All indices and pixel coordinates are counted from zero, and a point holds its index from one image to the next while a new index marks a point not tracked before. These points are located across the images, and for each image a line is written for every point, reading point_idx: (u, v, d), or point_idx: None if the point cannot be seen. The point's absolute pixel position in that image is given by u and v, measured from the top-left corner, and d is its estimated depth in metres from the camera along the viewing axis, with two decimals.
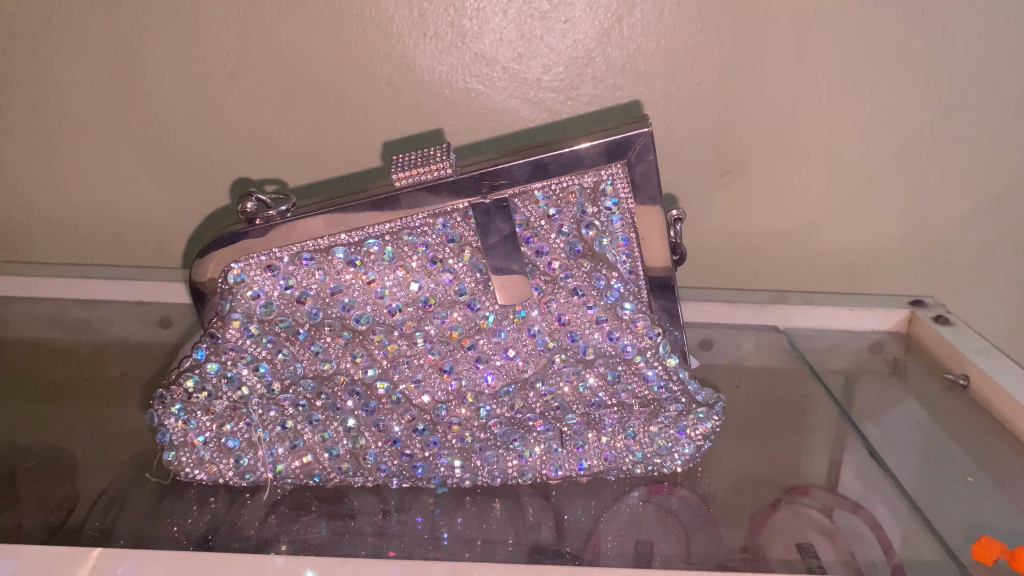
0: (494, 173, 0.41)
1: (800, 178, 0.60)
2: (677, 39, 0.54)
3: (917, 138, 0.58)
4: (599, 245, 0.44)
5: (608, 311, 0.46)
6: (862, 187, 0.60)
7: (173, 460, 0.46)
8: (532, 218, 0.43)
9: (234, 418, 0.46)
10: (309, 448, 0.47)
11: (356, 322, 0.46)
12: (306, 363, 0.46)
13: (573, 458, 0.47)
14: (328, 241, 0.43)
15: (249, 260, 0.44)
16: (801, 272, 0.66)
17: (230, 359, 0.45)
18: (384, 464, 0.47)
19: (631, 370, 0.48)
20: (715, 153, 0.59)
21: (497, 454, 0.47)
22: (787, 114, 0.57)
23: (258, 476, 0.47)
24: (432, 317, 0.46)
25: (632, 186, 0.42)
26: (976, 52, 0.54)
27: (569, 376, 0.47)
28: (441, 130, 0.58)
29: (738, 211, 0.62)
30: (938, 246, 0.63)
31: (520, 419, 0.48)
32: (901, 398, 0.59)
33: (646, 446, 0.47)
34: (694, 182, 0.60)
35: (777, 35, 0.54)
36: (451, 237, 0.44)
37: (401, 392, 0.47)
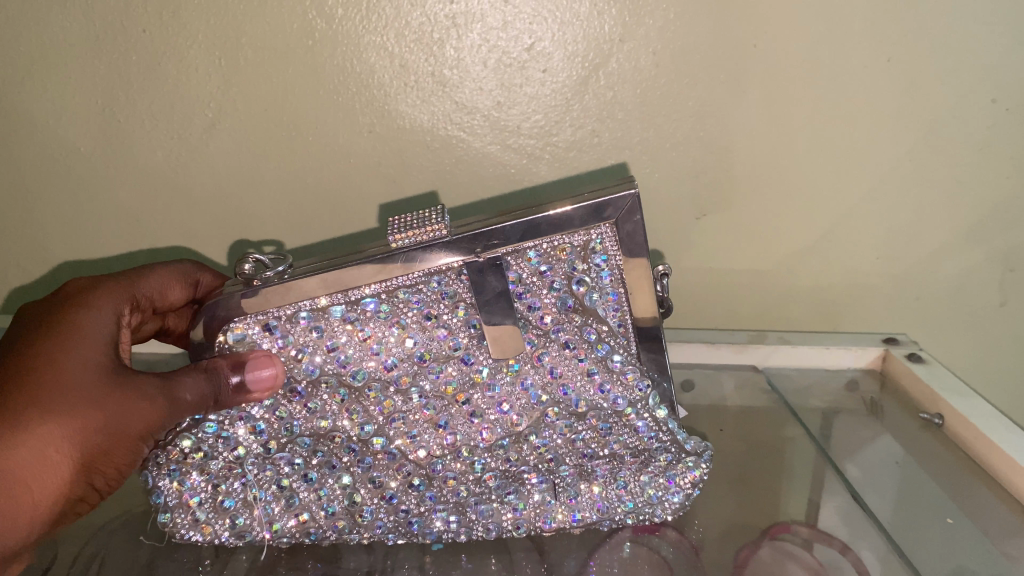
0: (486, 232, 0.43)
1: (774, 221, 0.62)
2: (652, 85, 0.56)
3: (886, 178, 0.60)
4: (589, 299, 0.46)
5: (599, 364, 0.49)
6: (833, 229, 0.62)
7: (168, 520, 0.50)
8: (524, 274, 0.45)
9: (230, 477, 0.50)
10: (305, 506, 0.51)
11: (353, 379, 0.48)
12: (303, 421, 0.49)
13: (566, 511, 0.51)
14: (325, 302, 0.45)
15: (247, 318, 0.46)
16: (777, 313, 0.67)
17: (228, 420, 0.48)
18: (381, 521, 0.51)
19: (622, 423, 0.50)
20: (690, 200, 0.61)
21: (491, 508, 0.51)
22: (761, 159, 0.59)
23: (254, 535, 0.51)
24: (427, 371, 0.48)
25: (621, 244, 0.44)
26: (939, 95, 0.56)
27: (561, 428, 0.50)
28: (436, 192, 0.60)
29: (713, 254, 0.64)
30: (906, 284, 0.65)
31: (514, 472, 0.51)
32: (879, 434, 0.62)
33: (636, 496, 0.51)
34: (670, 228, 0.62)
35: (746, 81, 0.55)
36: (445, 293, 0.45)
37: (396, 448, 0.50)
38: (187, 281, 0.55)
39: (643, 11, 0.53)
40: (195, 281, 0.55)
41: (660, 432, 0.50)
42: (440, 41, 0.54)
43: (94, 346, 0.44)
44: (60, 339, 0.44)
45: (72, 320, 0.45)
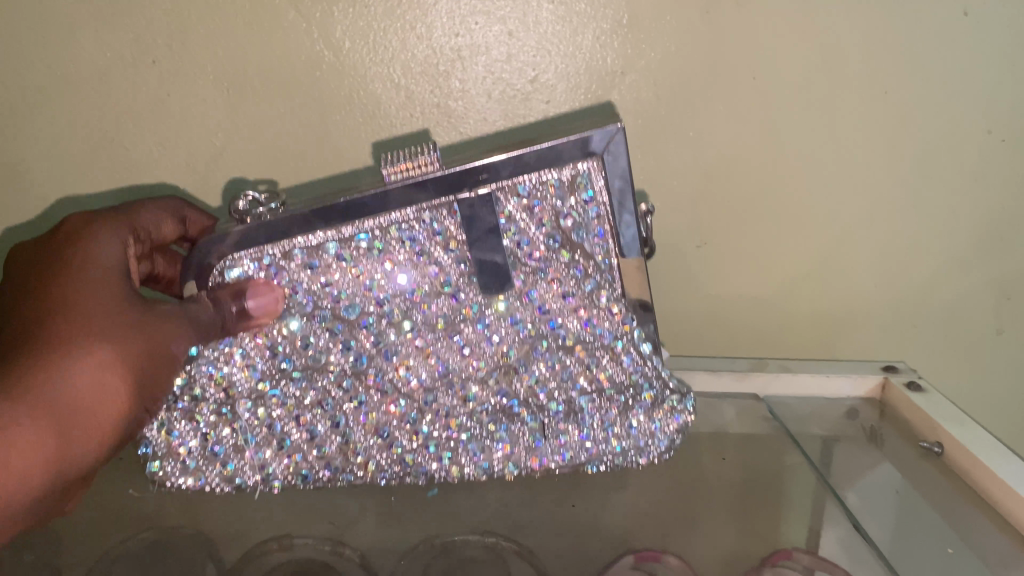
0: (477, 167, 0.46)
1: (772, 248, 0.63)
2: (653, 114, 0.57)
3: (881, 204, 0.61)
4: (576, 235, 0.50)
5: (585, 300, 0.53)
6: (829, 256, 0.63)
7: (161, 466, 0.59)
8: (514, 211, 0.49)
9: (222, 424, 0.56)
10: (297, 448, 0.58)
11: (347, 312, 0.53)
12: (298, 358, 0.54)
13: (554, 451, 0.58)
14: (321, 240, 0.49)
15: (243, 254, 0.49)
16: (775, 338, 0.68)
17: (222, 356, 0.54)
18: (373, 457, 0.58)
19: (610, 355, 0.55)
20: (690, 228, 0.62)
21: (480, 446, 0.58)
22: (759, 187, 0.60)
23: (244, 479, 0.59)
24: (419, 307, 0.53)
25: (608, 181, 0.47)
26: (931, 122, 0.57)
27: (547, 361, 0.55)
28: (425, 131, 0.57)
29: (712, 280, 0.65)
30: (903, 310, 0.66)
31: (506, 407, 0.57)
32: (879, 462, 0.62)
33: (623, 438, 0.58)
34: (671, 254, 0.63)
35: (744, 110, 0.57)
36: (437, 230, 0.49)
37: (389, 383, 0.56)
38: (177, 217, 0.55)
39: (644, 46, 0.55)
40: (183, 218, 0.55)
41: (648, 364, 0.55)
42: (445, 73, 0.55)
43: (109, 278, 0.48)
44: (76, 278, 0.47)
45: (83, 257, 0.48)
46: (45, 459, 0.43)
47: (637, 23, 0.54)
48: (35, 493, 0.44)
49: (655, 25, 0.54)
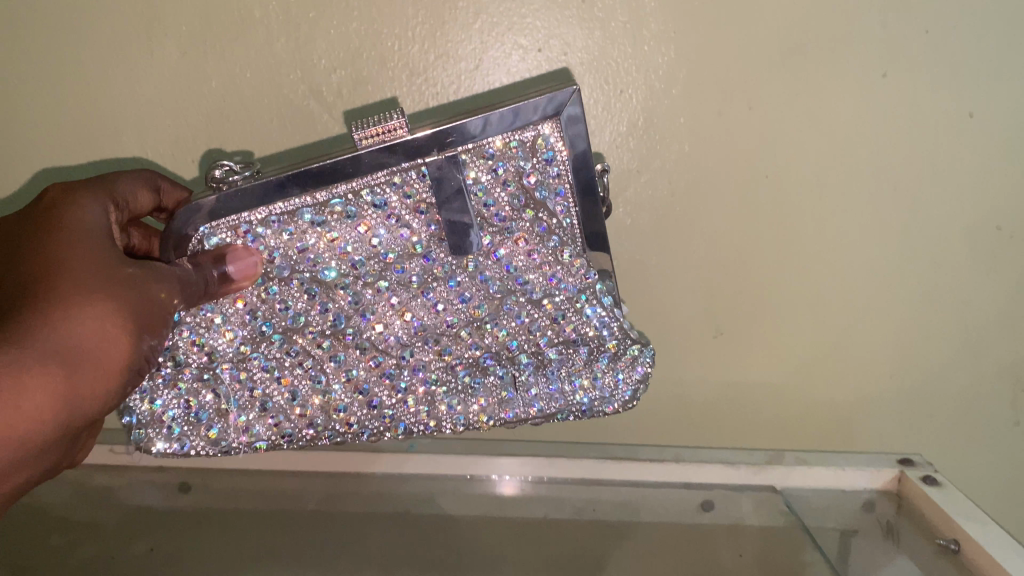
0: (444, 131, 0.46)
1: (787, 339, 0.65)
2: (669, 211, 0.60)
3: (892, 297, 0.63)
4: (539, 194, 0.51)
5: (550, 257, 0.54)
6: (844, 346, 0.65)
7: (144, 434, 0.57)
8: (478, 171, 0.50)
9: (204, 391, 0.57)
10: (278, 410, 0.58)
11: (324, 274, 0.53)
12: (276, 319, 0.55)
13: (524, 402, 0.58)
14: (294, 206, 0.49)
15: (219, 223, 0.50)
16: (793, 426, 0.69)
17: (202, 321, 0.54)
18: (354, 415, 0.58)
19: (574, 310, 0.56)
20: (706, 318, 0.64)
21: (458, 399, 0.58)
22: (772, 279, 0.62)
23: (229, 443, 0.58)
24: (392, 268, 0.53)
25: (571, 144, 0.48)
26: (939, 220, 0.60)
27: (515, 316, 0.56)
28: (395, 100, 0.57)
29: (729, 368, 0.66)
30: (919, 399, 0.67)
31: (479, 360, 0.58)
32: (896, 556, 0.64)
33: (591, 392, 0.59)
34: (689, 343, 0.65)
35: (756, 207, 0.60)
36: (407, 194, 0.50)
37: (366, 340, 0.56)
38: (152, 186, 0.53)
39: (659, 145, 0.58)
40: (158, 188, 0.53)
41: (609, 316, 0.56)
42: None
43: (99, 236, 0.47)
44: (65, 236, 0.45)
45: (67, 217, 0.46)
46: (53, 400, 0.40)
47: (652, 123, 0.57)
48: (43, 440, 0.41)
49: (670, 126, 0.57)
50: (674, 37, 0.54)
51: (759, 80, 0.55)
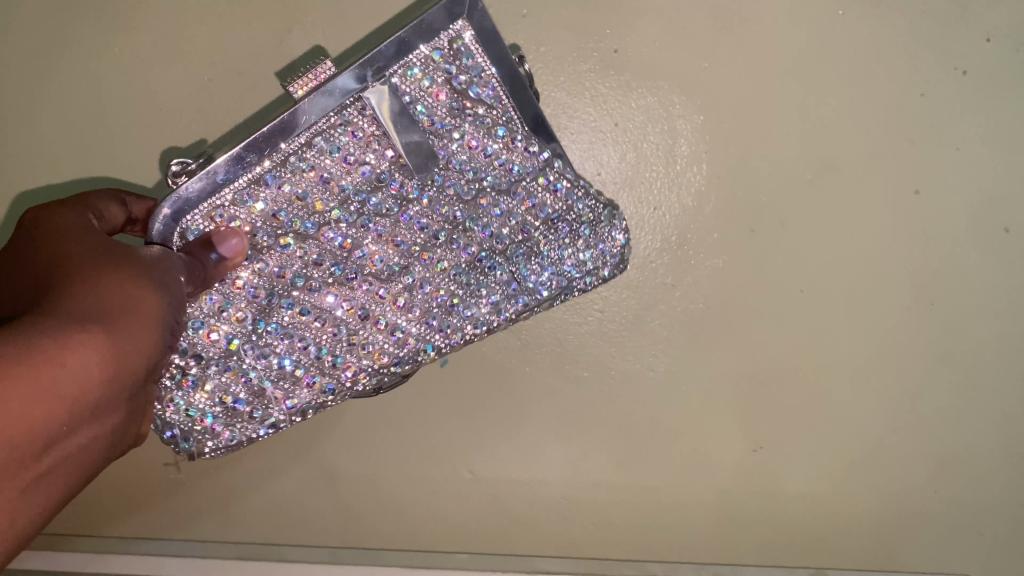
0: (363, 63, 0.47)
1: (828, 452, 0.64)
2: (704, 322, 0.61)
3: (934, 416, 0.63)
4: (472, 92, 0.51)
5: (503, 147, 0.53)
6: (886, 462, 0.64)
7: (193, 444, 0.53)
8: (415, 92, 0.50)
9: (233, 379, 0.53)
10: (307, 367, 0.54)
11: (306, 226, 0.52)
12: (271, 280, 0.52)
13: (533, 291, 0.56)
14: (257, 172, 0.49)
15: (195, 215, 0.49)
16: (836, 549, 0.66)
17: (208, 314, 0.51)
18: (387, 350, 0.55)
19: (540, 188, 0.54)
20: (746, 432, 0.63)
21: (472, 308, 0.55)
22: (812, 391, 0.63)
23: (276, 417, 0.54)
24: (365, 204, 0.52)
25: (482, 37, 0.49)
26: (976, 339, 0.61)
27: (493, 213, 0.54)
28: (322, 47, 0.56)
29: (769, 481, 0.65)
30: (966, 526, 0.65)
31: (475, 260, 0.55)
32: None
33: (589, 264, 0.56)
34: (728, 458, 0.64)
35: (792, 320, 0.61)
36: (355, 132, 0.50)
37: (363, 274, 0.53)
38: (119, 200, 0.52)
39: (693, 261, 0.60)
40: (125, 201, 0.53)
41: (573, 190, 0.55)
42: None
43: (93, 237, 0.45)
44: (63, 243, 0.44)
45: (52, 232, 0.45)
46: (105, 360, 0.37)
47: (686, 238, 0.59)
48: (98, 406, 0.37)
49: (704, 242, 0.59)
50: (707, 156, 0.58)
51: (791, 198, 0.59)
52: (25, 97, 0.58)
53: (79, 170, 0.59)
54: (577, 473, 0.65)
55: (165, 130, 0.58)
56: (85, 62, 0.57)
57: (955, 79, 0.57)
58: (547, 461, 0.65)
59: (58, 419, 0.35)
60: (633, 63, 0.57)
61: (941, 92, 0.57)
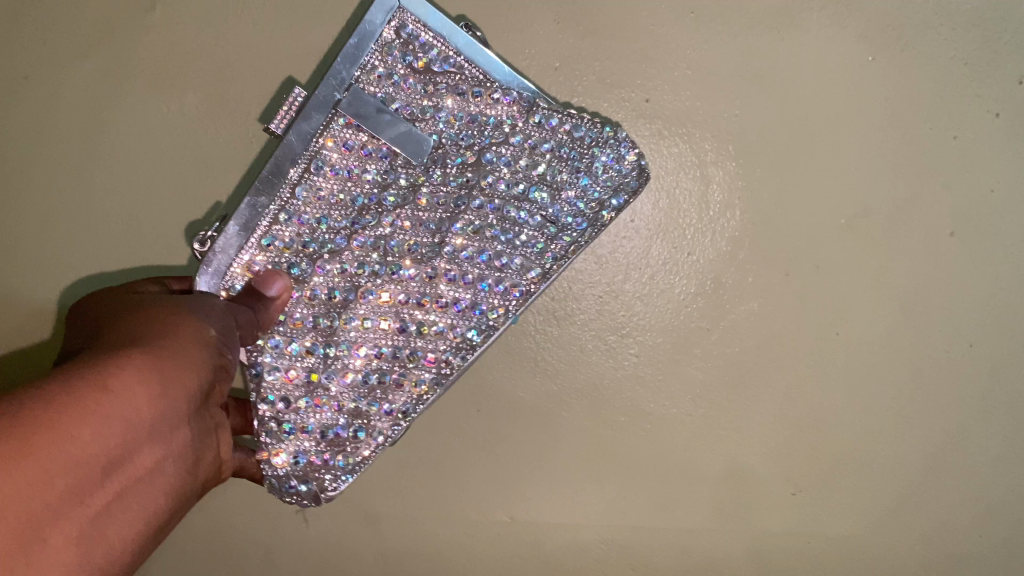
0: (325, 86, 0.53)
1: (868, 495, 0.63)
2: (740, 367, 0.61)
3: (977, 458, 0.62)
4: (433, 66, 0.54)
5: (482, 103, 0.55)
6: (928, 507, 0.63)
7: (312, 486, 0.56)
8: (387, 90, 0.55)
9: (325, 411, 0.56)
10: (386, 369, 0.57)
11: (340, 242, 0.55)
12: (325, 304, 0.56)
13: (572, 226, 0.56)
14: (273, 211, 0.54)
15: (234, 275, 0.54)
16: None
17: (283, 361, 0.55)
18: (454, 325, 0.56)
19: (530, 124, 0.55)
20: (785, 475, 0.63)
21: (517, 257, 0.56)
22: (851, 433, 0.62)
23: (377, 428, 0.56)
24: (384, 207, 0.56)
25: (422, 16, 0.53)
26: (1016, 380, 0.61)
27: (498, 163, 0.56)
28: (293, 77, 0.58)
29: (810, 526, 0.63)
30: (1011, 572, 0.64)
31: (504, 213, 0.56)
32: None
33: (613, 180, 0.55)
34: (768, 504, 0.63)
35: (829, 362, 0.61)
36: (346, 144, 0.55)
37: (405, 267, 0.56)
38: (161, 283, 0.53)
39: (728, 306, 0.60)
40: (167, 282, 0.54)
41: (565, 119, 0.54)
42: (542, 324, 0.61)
43: (131, 300, 0.48)
44: (102, 313, 0.46)
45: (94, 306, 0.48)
46: (145, 383, 0.38)
47: (720, 284, 0.60)
48: (150, 424, 0.38)
49: (740, 286, 0.60)
50: (740, 202, 0.59)
51: (827, 243, 0.59)
52: (68, 148, 0.58)
53: (115, 219, 0.59)
54: (617, 516, 0.63)
55: (201, 178, 0.58)
56: (130, 115, 0.58)
57: (989, 122, 0.58)
58: (585, 505, 0.63)
59: (112, 437, 0.36)
60: (664, 112, 0.58)
61: (976, 134, 0.58)
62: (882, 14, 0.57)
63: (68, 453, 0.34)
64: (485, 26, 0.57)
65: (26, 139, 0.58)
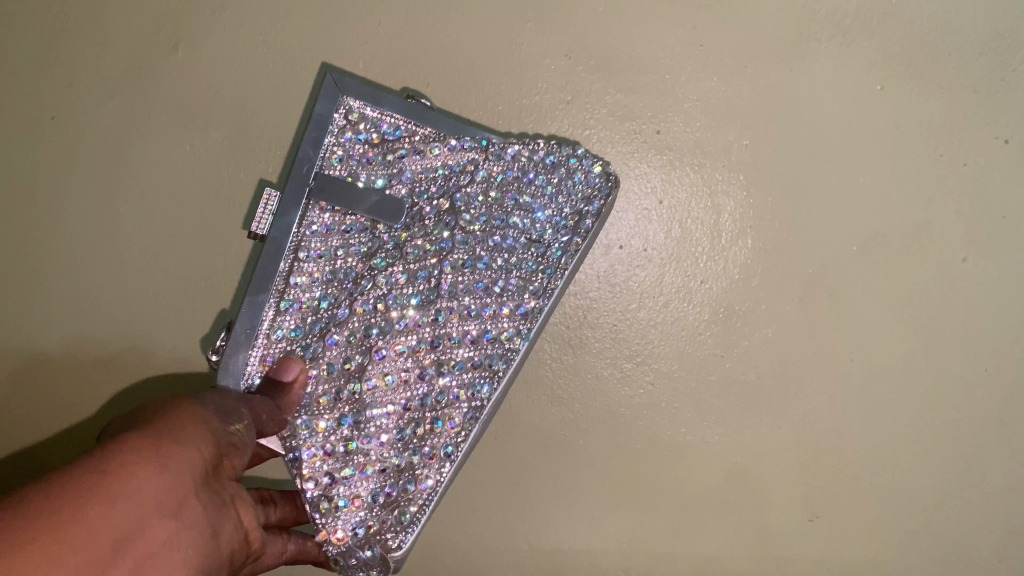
0: (294, 180, 0.55)
1: (887, 519, 0.63)
2: (757, 392, 0.61)
3: (996, 482, 0.62)
4: (387, 135, 0.57)
5: (445, 155, 0.57)
6: (949, 531, 0.63)
7: (379, 553, 0.55)
8: (356, 169, 0.57)
9: (371, 476, 0.56)
10: (411, 416, 0.56)
11: (343, 312, 0.56)
12: (346, 372, 0.56)
13: (558, 242, 0.57)
14: (274, 305, 0.56)
15: (253, 374, 0.55)
16: None
17: (314, 440, 0.55)
18: (469, 361, 0.56)
19: (490, 158, 0.57)
20: (802, 501, 0.62)
21: (516, 281, 0.56)
22: (868, 459, 0.62)
23: (422, 473, 0.56)
24: (378, 267, 0.56)
25: (366, 97, 0.56)
26: None
27: (474, 202, 0.57)
28: (265, 178, 0.59)
29: (829, 552, 0.63)
30: None
31: (493, 243, 0.57)
32: None
33: (580, 192, 0.57)
34: (786, 530, 0.63)
35: (845, 387, 0.61)
36: (327, 226, 0.56)
37: (409, 317, 0.56)
38: None
39: (743, 332, 0.60)
40: None
41: (520, 147, 0.56)
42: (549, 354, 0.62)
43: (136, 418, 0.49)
44: None
45: None
46: (144, 466, 0.38)
47: (734, 310, 0.60)
48: (161, 499, 0.38)
49: (754, 313, 0.60)
50: (752, 230, 0.59)
51: (839, 269, 0.60)
52: (93, 186, 0.60)
53: (138, 255, 0.60)
54: (636, 542, 0.63)
55: (222, 215, 0.60)
56: (153, 154, 0.60)
57: (997, 148, 0.59)
58: (604, 532, 0.63)
59: (121, 518, 0.36)
60: (675, 143, 0.59)
61: (985, 160, 0.59)
62: (889, 44, 0.58)
63: (77, 538, 0.34)
64: (500, 64, 0.59)
65: (52, 178, 0.60)
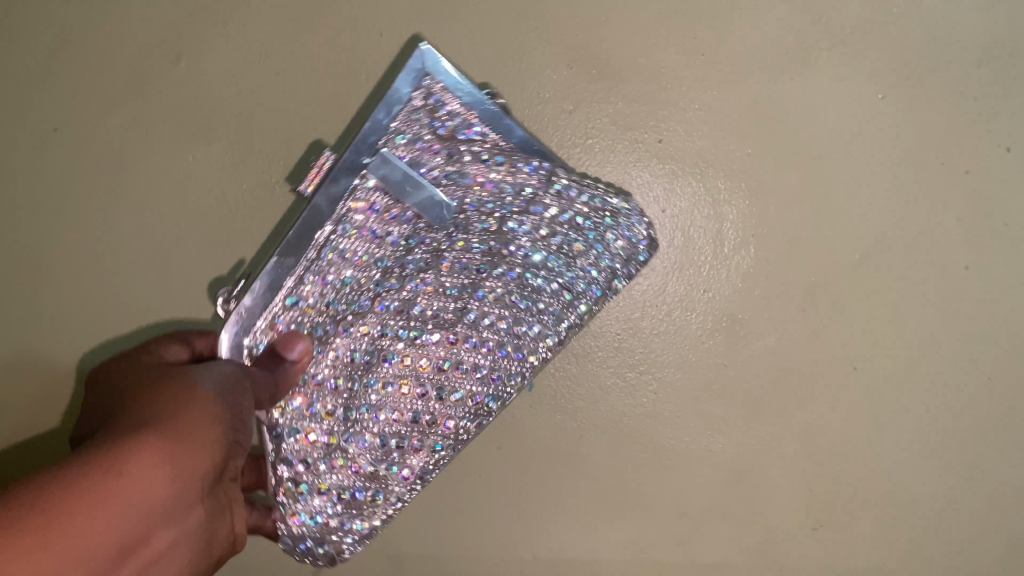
0: (351, 150, 0.54)
1: (887, 529, 0.63)
2: (759, 402, 0.61)
3: (998, 492, 0.62)
4: (456, 132, 0.56)
5: (505, 170, 0.57)
6: (950, 541, 0.63)
7: (331, 547, 0.61)
8: (410, 154, 0.57)
9: (345, 473, 0.60)
10: (409, 434, 0.61)
11: (363, 306, 0.59)
12: (350, 370, 0.59)
13: (590, 293, 0.59)
14: (285, 293, 0.56)
15: (255, 338, 0.55)
16: None
17: (301, 425, 0.59)
18: (473, 391, 0.61)
19: (546, 194, 0.58)
20: (803, 510, 0.63)
21: (535, 323, 0.60)
22: (869, 468, 0.62)
23: (398, 493, 0.61)
24: (410, 274, 0.59)
25: (449, 88, 0.54)
26: None
27: (514, 230, 0.59)
28: (321, 140, 0.59)
29: (828, 559, 0.63)
30: None
31: (523, 282, 0.60)
32: None
33: (614, 254, 0.59)
34: (786, 538, 0.63)
35: (846, 396, 0.61)
36: (372, 206, 0.56)
37: (428, 335, 0.60)
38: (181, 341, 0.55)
39: (745, 342, 0.60)
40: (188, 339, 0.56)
41: (583, 190, 0.57)
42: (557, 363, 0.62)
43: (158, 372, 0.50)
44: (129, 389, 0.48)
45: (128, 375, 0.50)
46: (163, 466, 0.39)
47: (737, 320, 0.60)
48: (167, 506, 0.40)
49: (757, 323, 0.60)
50: (753, 240, 0.59)
51: (840, 279, 0.60)
52: (96, 197, 0.60)
53: (142, 265, 0.60)
54: (637, 551, 0.64)
55: (224, 224, 0.60)
56: (155, 164, 0.60)
57: (1000, 157, 0.58)
58: (605, 542, 0.64)
59: (128, 523, 0.37)
60: (676, 153, 0.59)
61: (987, 169, 0.59)
62: (892, 53, 0.58)
63: (82, 544, 0.35)
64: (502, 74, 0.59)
65: (55, 189, 0.60)
